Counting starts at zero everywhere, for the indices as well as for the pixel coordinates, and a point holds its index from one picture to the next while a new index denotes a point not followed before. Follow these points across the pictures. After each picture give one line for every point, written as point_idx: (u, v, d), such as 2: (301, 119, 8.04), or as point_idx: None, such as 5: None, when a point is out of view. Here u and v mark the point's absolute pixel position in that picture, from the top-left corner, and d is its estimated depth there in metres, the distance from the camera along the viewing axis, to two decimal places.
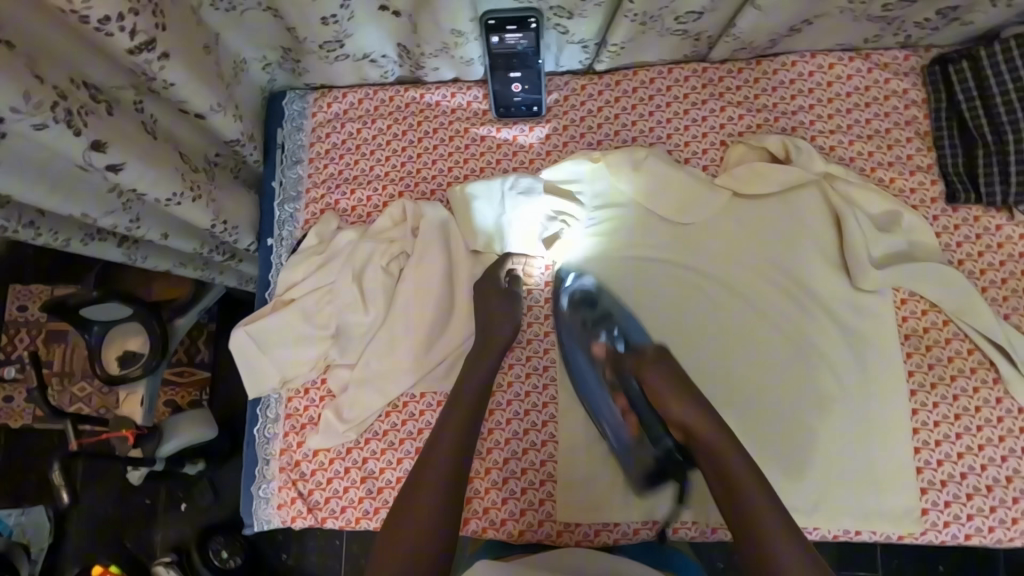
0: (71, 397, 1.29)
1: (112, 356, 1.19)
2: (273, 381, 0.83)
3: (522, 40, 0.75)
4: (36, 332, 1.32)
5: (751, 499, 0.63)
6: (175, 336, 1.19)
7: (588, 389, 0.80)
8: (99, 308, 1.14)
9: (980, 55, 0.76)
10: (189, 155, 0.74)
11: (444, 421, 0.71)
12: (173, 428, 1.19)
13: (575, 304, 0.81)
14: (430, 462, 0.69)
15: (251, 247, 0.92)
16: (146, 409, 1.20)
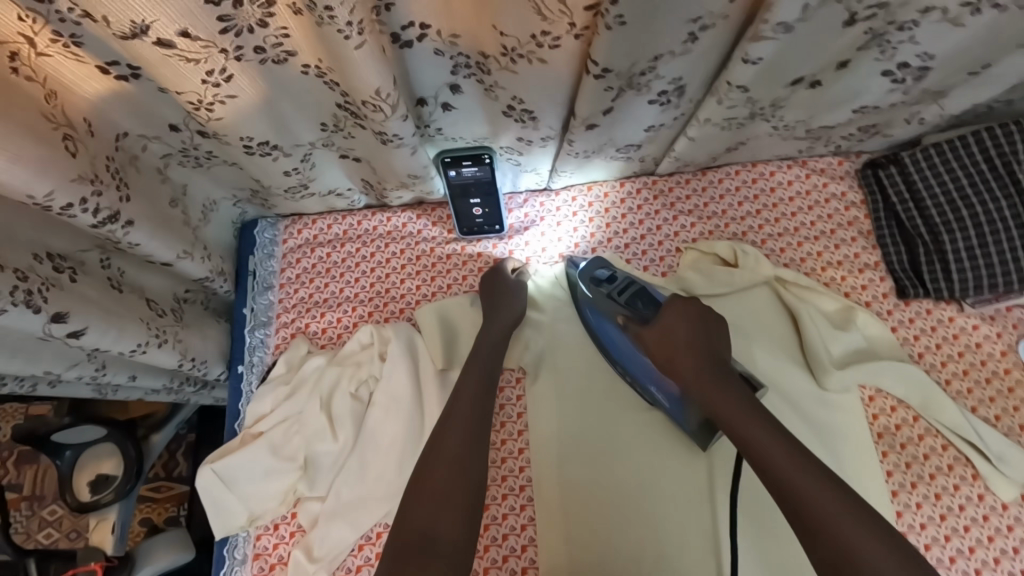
0: (40, 521, 1.25)
1: (83, 482, 1.11)
2: (240, 520, 0.80)
3: (478, 172, 0.80)
4: (7, 454, 1.29)
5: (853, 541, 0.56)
6: (151, 454, 1.17)
7: (620, 352, 0.80)
8: (71, 431, 1.09)
9: (905, 160, 0.81)
10: (157, 301, 0.75)
11: (452, 423, 0.69)
12: (145, 556, 1.12)
13: (595, 283, 0.81)
14: (449, 433, 0.69)
15: (221, 375, 0.91)
16: (117, 536, 1.12)
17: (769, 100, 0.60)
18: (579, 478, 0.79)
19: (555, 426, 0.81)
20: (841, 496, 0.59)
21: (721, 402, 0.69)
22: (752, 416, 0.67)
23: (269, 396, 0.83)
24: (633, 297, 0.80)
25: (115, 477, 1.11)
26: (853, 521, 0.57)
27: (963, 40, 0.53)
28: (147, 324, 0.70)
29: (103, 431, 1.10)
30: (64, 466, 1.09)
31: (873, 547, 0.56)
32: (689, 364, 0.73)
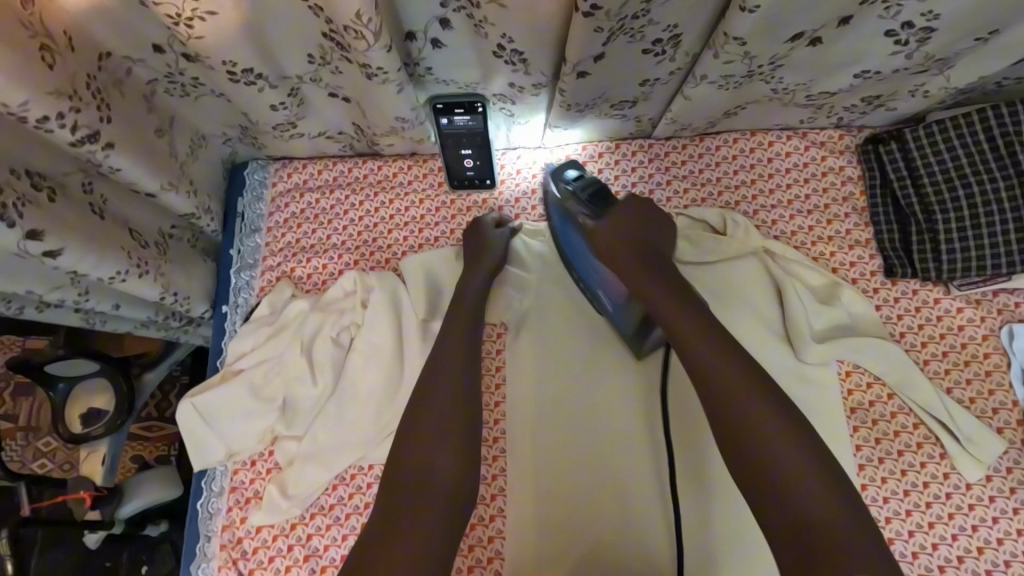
0: (35, 452, 1.28)
1: (75, 415, 1.12)
2: (219, 454, 0.82)
3: (471, 121, 0.78)
4: (4, 386, 1.31)
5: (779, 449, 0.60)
6: (143, 392, 1.17)
7: (577, 256, 0.80)
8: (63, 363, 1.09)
9: (906, 136, 0.79)
10: (141, 232, 0.74)
11: (443, 373, 0.72)
12: (135, 488, 1.15)
13: (560, 181, 0.80)
14: (441, 369, 0.72)
15: (206, 314, 0.91)
16: (108, 469, 1.15)
17: (768, 57, 0.58)
18: (550, 431, 0.80)
19: (535, 388, 0.82)
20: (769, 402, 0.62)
21: (666, 307, 0.70)
22: (717, 348, 0.66)
23: (251, 334, 0.84)
24: (596, 198, 0.77)
25: (106, 413, 1.12)
26: (781, 427, 0.61)
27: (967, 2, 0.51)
28: (129, 253, 0.70)
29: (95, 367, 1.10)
30: (57, 397, 1.10)
31: (798, 454, 0.60)
32: (638, 272, 0.72)
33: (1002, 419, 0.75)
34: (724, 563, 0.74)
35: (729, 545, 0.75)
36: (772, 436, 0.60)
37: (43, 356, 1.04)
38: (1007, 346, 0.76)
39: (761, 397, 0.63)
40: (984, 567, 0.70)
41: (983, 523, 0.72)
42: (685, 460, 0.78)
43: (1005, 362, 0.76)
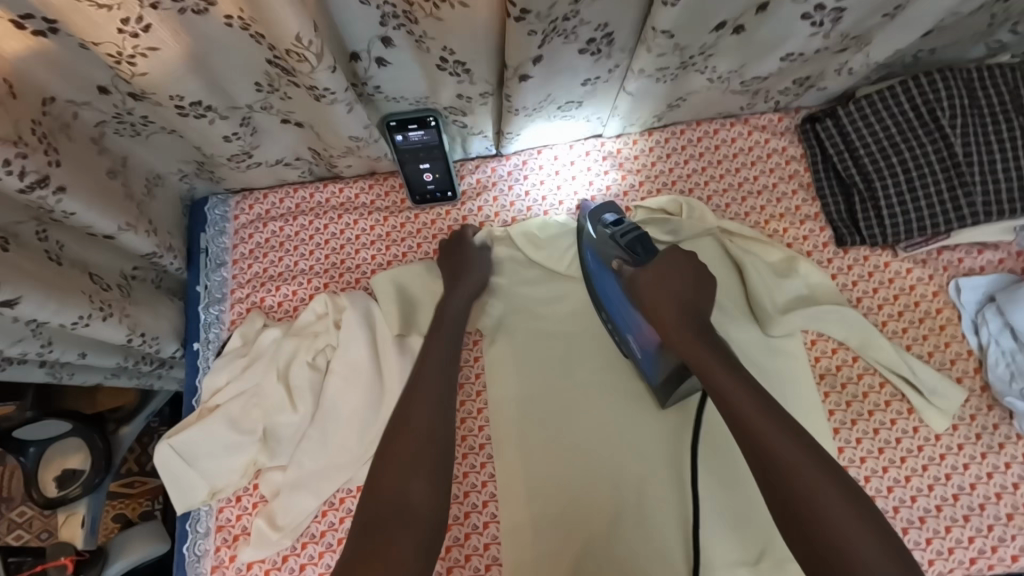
0: (9, 524, 1.23)
1: (49, 479, 1.08)
2: (202, 494, 0.80)
3: (425, 136, 0.80)
4: None
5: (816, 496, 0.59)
6: (121, 448, 1.14)
7: (611, 296, 0.80)
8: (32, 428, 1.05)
9: (839, 112, 0.83)
10: (102, 275, 0.73)
11: (420, 405, 0.71)
12: (121, 549, 1.08)
13: (599, 225, 0.80)
14: (418, 399, 0.71)
15: (177, 353, 0.90)
16: (89, 529, 1.11)
17: (697, 47, 0.61)
18: (529, 438, 0.81)
19: (512, 397, 0.82)
20: (805, 451, 0.62)
21: (700, 356, 0.69)
22: (754, 398, 0.65)
23: (224, 368, 0.83)
24: (634, 243, 0.77)
25: (82, 472, 1.09)
26: (821, 477, 0.60)
27: None
28: (90, 297, 0.68)
29: (69, 427, 1.07)
30: (29, 463, 1.07)
31: (840, 507, 0.59)
32: (676, 323, 0.72)
33: (961, 369, 0.78)
34: (717, 544, 0.75)
35: (722, 527, 0.76)
36: (814, 489, 0.59)
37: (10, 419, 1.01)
38: (955, 299, 0.80)
39: (796, 446, 0.62)
40: (961, 513, 0.73)
41: (955, 471, 0.75)
42: (671, 447, 0.79)
43: (957, 315, 0.80)
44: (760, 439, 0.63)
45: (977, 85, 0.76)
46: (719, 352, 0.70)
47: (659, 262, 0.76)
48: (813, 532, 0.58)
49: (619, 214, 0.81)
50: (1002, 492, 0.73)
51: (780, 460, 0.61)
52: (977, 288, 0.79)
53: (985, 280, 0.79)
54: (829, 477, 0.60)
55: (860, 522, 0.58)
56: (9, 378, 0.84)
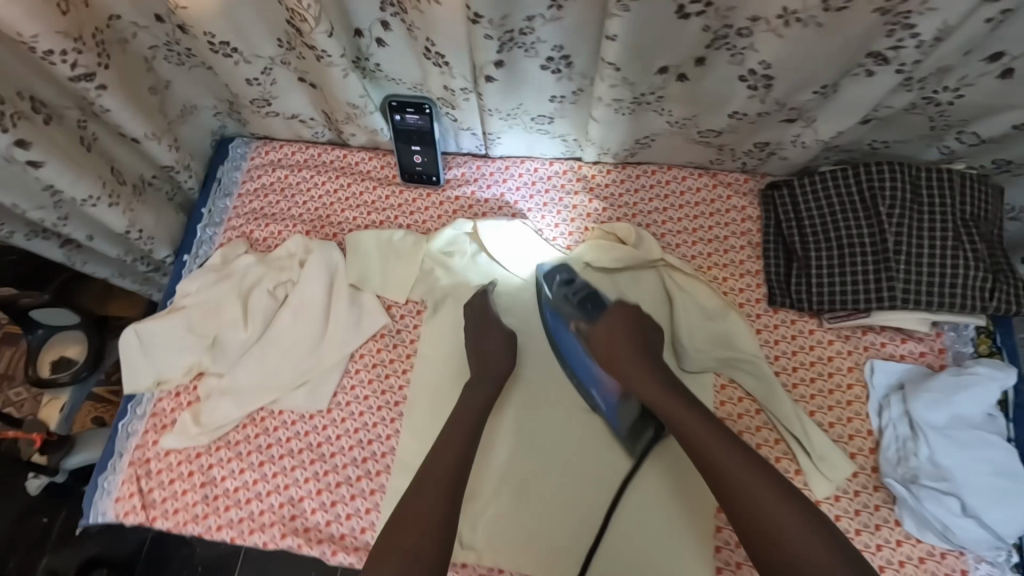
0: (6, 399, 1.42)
1: (47, 360, 1.33)
2: (148, 380, 0.90)
3: (420, 121, 0.91)
4: None
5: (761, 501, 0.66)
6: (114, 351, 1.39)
7: (569, 352, 0.87)
8: (45, 315, 1.30)
9: (795, 182, 0.88)
10: (122, 172, 0.87)
11: (432, 490, 0.72)
12: (82, 442, 1.29)
13: (556, 284, 0.89)
14: (428, 484, 0.73)
15: (168, 259, 1.02)
16: (61, 418, 1.31)
17: (646, 85, 0.70)
18: (430, 409, 0.87)
19: (424, 370, 0.90)
20: (744, 454, 0.69)
21: (649, 387, 0.78)
22: (693, 411, 0.74)
23: (199, 278, 0.94)
24: (587, 301, 0.87)
25: (76, 362, 1.34)
26: (759, 478, 0.67)
27: (792, 56, 0.62)
28: (104, 183, 0.81)
29: (79, 321, 1.33)
30: (34, 341, 1.32)
31: (778, 502, 0.65)
32: (629, 359, 0.80)
33: (857, 445, 0.80)
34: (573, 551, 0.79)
35: (579, 534, 0.80)
36: (757, 490, 0.66)
37: (32, 300, 1.25)
38: (867, 379, 0.83)
39: (735, 451, 0.69)
40: None
41: None
42: (592, 462, 0.84)
43: (866, 394, 0.82)
44: (716, 463, 0.69)
45: (922, 183, 0.81)
46: (666, 383, 0.78)
47: (607, 315, 0.85)
48: (763, 531, 0.64)
49: (572, 273, 0.90)
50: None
51: (721, 467, 0.69)
52: (890, 373, 0.82)
53: (900, 368, 0.82)
54: (765, 477, 0.67)
55: (812, 535, 0.63)
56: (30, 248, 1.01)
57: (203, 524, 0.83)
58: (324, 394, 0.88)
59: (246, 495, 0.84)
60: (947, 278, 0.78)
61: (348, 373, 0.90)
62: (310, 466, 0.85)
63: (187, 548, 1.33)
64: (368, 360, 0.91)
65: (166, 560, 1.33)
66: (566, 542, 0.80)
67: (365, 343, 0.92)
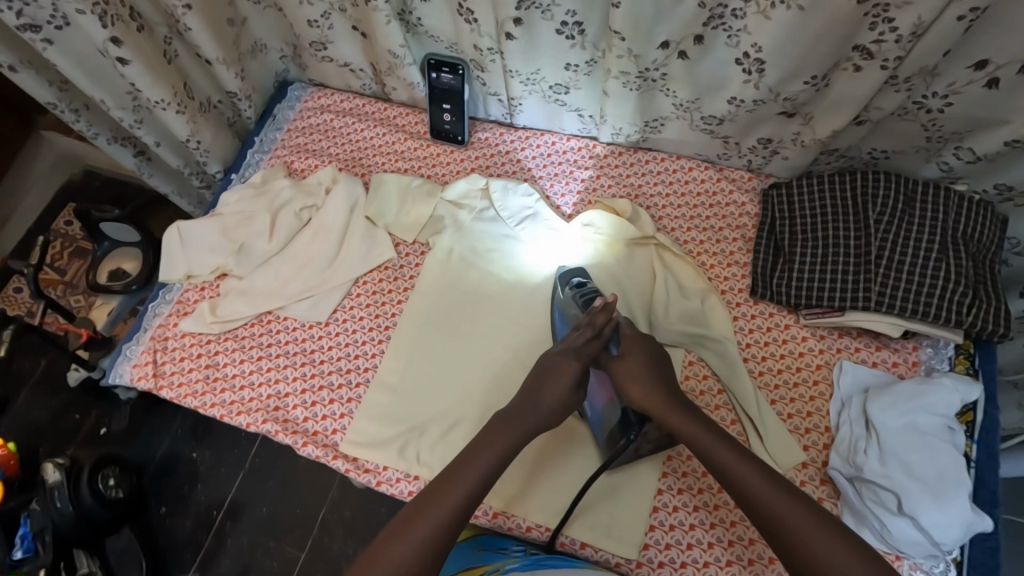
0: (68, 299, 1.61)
1: (106, 270, 1.56)
2: (179, 273, 1.02)
3: (453, 80, 1.00)
4: (69, 244, 1.67)
5: (792, 524, 0.63)
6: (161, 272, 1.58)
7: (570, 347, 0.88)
8: (115, 229, 1.55)
9: (792, 184, 0.92)
10: (193, 88, 1.02)
11: (451, 483, 0.71)
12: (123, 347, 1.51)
13: (567, 285, 0.89)
14: (451, 483, 0.70)
15: (219, 176, 1.15)
16: (109, 321, 1.54)
17: (650, 59, 0.77)
18: (412, 338, 0.95)
19: (413, 301, 0.97)
20: (769, 478, 0.67)
21: (669, 417, 0.75)
22: (710, 433, 0.72)
23: (239, 192, 1.05)
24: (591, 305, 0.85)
25: (129, 275, 1.55)
26: (788, 500, 0.65)
27: (781, 43, 0.67)
28: (175, 92, 0.96)
29: (138, 239, 1.55)
30: (101, 251, 1.56)
31: (812, 524, 0.63)
32: (642, 386, 0.78)
33: (812, 439, 0.82)
34: (508, 486, 0.83)
35: (516, 472, 0.84)
36: (787, 510, 0.64)
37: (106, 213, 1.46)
38: (834, 378, 0.84)
39: (760, 475, 0.67)
40: (748, 555, 0.76)
41: None
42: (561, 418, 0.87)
43: (830, 393, 0.84)
44: (775, 513, 0.64)
45: (916, 196, 0.83)
46: (683, 407, 0.76)
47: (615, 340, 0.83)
48: (800, 557, 0.62)
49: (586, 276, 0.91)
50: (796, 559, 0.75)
51: (749, 489, 0.67)
52: (857, 379, 0.82)
53: (869, 374, 0.82)
54: (794, 498, 0.65)
55: (846, 549, 0.61)
56: (109, 151, 1.17)
57: (199, 399, 0.93)
58: (325, 308, 0.97)
59: (241, 382, 0.94)
60: (925, 287, 0.79)
61: (350, 296, 0.99)
62: (300, 367, 0.94)
63: (190, 457, 1.45)
64: (369, 287, 0.99)
65: (170, 464, 1.45)
66: (521, 485, 0.83)
67: (370, 272, 1.00)
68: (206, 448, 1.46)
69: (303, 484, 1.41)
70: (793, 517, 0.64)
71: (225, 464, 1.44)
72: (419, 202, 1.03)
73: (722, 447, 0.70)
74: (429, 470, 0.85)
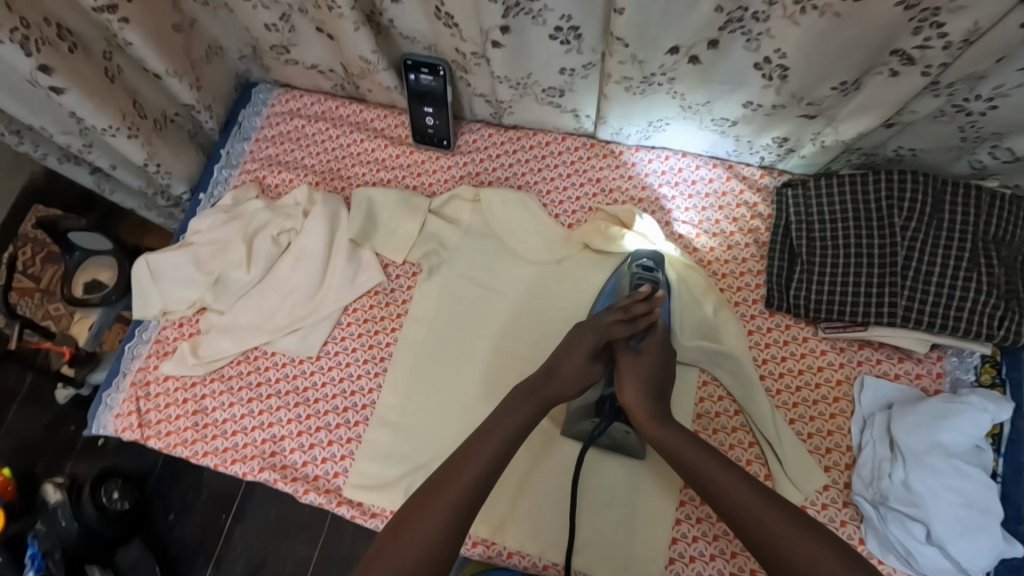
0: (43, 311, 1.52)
1: (81, 282, 1.47)
2: (154, 310, 0.95)
3: (433, 82, 0.90)
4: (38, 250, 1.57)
5: (782, 540, 0.62)
6: None
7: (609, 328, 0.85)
8: (85, 238, 1.45)
9: (806, 184, 0.85)
10: (145, 107, 0.91)
11: (451, 477, 0.68)
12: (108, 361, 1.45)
13: (635, 260, 0.84)
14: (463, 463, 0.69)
15: (185, 196, 1.06)
16: (92, 335, 1.47)
17: (657, 65, 0.68)
18: (409, 370, 0.89)
19: (406, 327, 0.91)
20: (757, 494, 0.65)
21: (654, 433, 0.73)
22: (694, 446, 0.71)
23: (209, 217, 0.97)
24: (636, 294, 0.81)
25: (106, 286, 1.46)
26: (775, 517, 0.63)
27: (808, 48, 0.59)
28: (123, 116, 0.86)
29: (111, 247, 1.46)
30: (73, 263, 1.47)
31: (800, 540, 0.61)
32: (636, 404, 0.76)
33: (832, 459, 0.79)
34: (520, 525, 0.80)
35: (528, 510, 0.81)
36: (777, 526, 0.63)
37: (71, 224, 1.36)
38: (855, 395, 0.80)
39: (747, 490, 0.66)
40: None
41: None
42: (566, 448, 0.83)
43: (851, 410, 0.80)
44: (767, 530, 0.63)
45: (945, 200, 0.76)
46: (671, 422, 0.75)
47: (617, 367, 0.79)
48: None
49: (658, 263, 0.84)
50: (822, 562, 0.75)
51: (735, 505, 0.65)
52: (879, 394, 0.79)
53: (892, 389, 0.78)
54: (782, 513, 0.64)
55: (839, 562, 0.59)
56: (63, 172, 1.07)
57: (190, 448, 0.88)
58: (315, 341, 0.91)
59: (233, 428, 0.89)
60: (954, 299, 0.74)
61: (340, 325, 0.93)
62: (294, 408, 0.89)
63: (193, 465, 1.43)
64: (359, 314, 0.93)
65: (173, 479, 1.41)
66: (533, 521, 0.80)
67: (359, 298, 0.94)
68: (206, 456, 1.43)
69: None
70: (778, 531, 0.62)
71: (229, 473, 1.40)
72: (406, 218, 0.95)
73: (713, 463, 0.69)
74: None
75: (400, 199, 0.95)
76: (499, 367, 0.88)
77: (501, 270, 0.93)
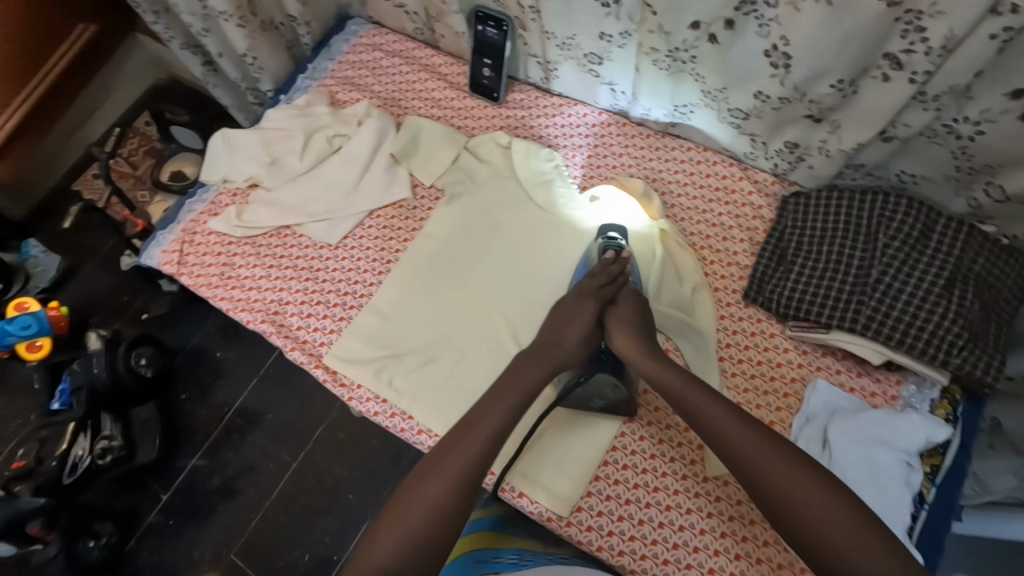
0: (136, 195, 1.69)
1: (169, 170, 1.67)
2: (217, 176, 1.10)
3: (496, 35, 1.02)
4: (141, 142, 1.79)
5: (774, 477, 0.65)
6: None
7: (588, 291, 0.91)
8: (184, 133, 1.67)
9: (803, 195, 0.90)
10: (257, 8, 1.10)
11: (468, 426, 0.74)
12: None
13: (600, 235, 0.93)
14: (477, 422, 0.74)
15: (269, 93, 1.24)
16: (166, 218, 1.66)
17: (679, 40, 0.78)
18: (408, 275, 1.00)
19: (416, 240, 1.02)
20: (752, 432, 0.68)
21: (652, 369, 0.78)
22: (689, 386, 0.74)
23: (283, 110, 1.12)
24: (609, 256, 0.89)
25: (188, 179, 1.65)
26: (769, 452, 0.66)
27: (808, 37, 0.67)
28: (238, 7, 1.04)
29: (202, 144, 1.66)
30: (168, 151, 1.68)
31: (793, 478, 0.64)
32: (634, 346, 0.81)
33: None
34: None
35: None
36: (773, 466, 0.65)
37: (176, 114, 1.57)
38: (805, 395, 0.82)
39: (742, 426, 0.68)
40: (674, 539, 0.78)
41: (696, 510, 0.79)
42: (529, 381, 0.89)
43: (797, 407, 0.83)
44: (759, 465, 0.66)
45: (934, 230, 0.79)
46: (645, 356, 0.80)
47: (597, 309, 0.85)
48: (779, 511, 0.64)
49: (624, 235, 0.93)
50: (739, 535, 0.77)
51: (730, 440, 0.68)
52: (827, 400, 0.81)
53: (842, 399, 0.80)
54: (774, 449, 0.66)
55: (827, 499, 0.62)
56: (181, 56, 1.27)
57: (212, 291, 1.02)
58: (338, 232, 1.04)
59: (251, 284, 1.02)
60: (916, 320, 0.76)
61: (362, 226, 1.05)
62: (303, 281, 1.01)
63: (216, 355, 1.54)
64: (381, 221, 1.05)
65: (195, 364, 1.53)
66: None
67: (384, 208, 1.05)
68: (230, 348, 1.54)
69: (310, 403, 1.46)
70: (776, 474, 0.65)
71: (244, 367, 1.52)
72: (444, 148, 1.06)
73: (709, 403, 0.71)
74: (395, 396, 0.91)
75: (442, 133, 1.07)
76: (486, 291, 0.97)
77: (513, 211, 1.02)
